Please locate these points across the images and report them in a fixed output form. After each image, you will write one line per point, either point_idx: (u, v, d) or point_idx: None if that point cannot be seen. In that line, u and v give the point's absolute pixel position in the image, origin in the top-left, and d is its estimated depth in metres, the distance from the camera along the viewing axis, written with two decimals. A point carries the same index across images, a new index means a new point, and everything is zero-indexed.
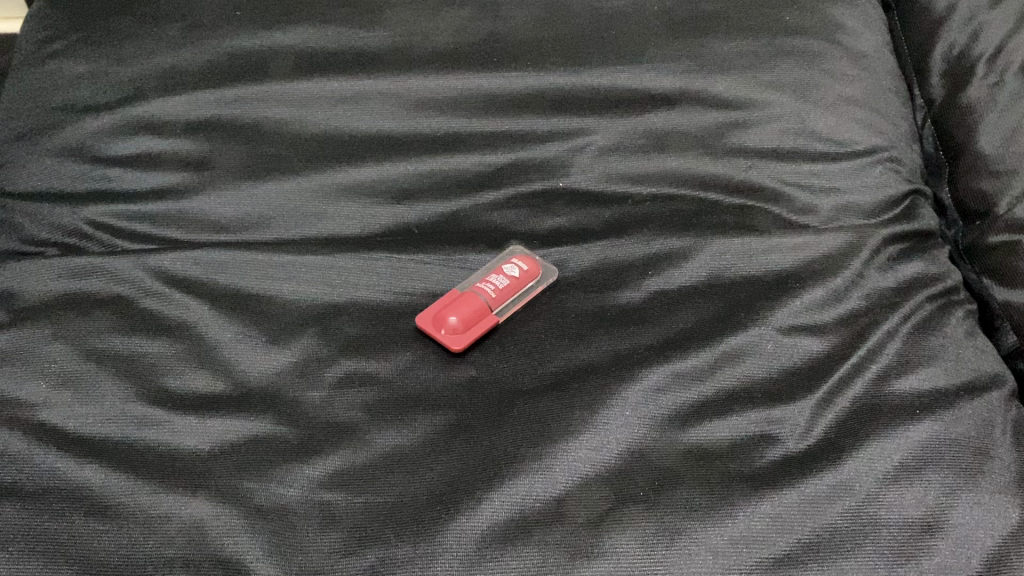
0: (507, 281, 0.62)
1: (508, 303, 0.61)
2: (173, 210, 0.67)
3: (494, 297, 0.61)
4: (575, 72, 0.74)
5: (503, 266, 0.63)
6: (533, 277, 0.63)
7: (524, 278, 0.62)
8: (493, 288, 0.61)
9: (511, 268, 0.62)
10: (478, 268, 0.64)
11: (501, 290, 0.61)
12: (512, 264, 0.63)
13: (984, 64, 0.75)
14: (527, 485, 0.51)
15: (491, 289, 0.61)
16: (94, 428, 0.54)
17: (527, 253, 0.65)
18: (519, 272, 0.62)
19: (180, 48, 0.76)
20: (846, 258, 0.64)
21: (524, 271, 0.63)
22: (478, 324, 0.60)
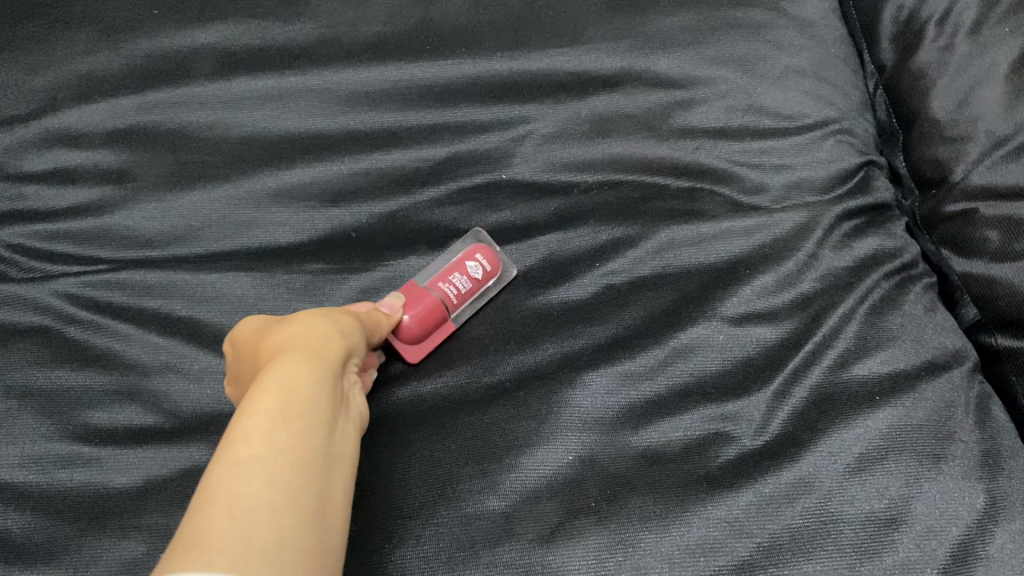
0: (468, 285, 0.59)
1: (463, 305, 0.60)
2: (95, 227, 0.64)
3: (451, 302, 0.59)
4: (513, 58, 0.71)
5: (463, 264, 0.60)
6: (493, 278, 0.61)
7: (484, 280, 0.60)
8: (452, 291, 0.59)
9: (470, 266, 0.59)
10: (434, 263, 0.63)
11: (459, 293, 0.59)
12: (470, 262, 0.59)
13: (934, 26, 0.69)
14: (474, 504, 0.49)
15: (450, 292, 0.59)
16: (14, 471, 0.51)
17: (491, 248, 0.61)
18: (482, 274, 0.60)
19: (95, 52, 0.70)
20: (798, 239, 0.62)
21: (484, 271, 0.60)
22: (432, 328, 0.59)
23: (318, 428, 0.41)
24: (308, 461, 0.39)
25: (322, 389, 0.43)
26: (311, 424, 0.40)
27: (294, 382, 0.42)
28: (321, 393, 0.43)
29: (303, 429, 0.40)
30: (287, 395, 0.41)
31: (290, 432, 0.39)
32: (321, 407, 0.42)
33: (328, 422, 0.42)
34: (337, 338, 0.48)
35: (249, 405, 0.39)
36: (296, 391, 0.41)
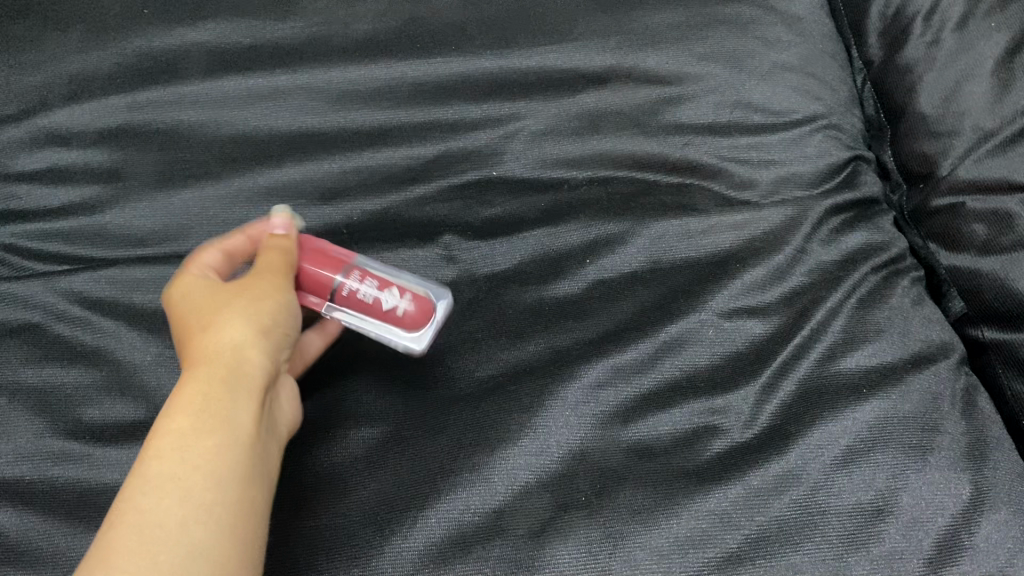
0: (364, 300, 0.55)
1: (353, 313, 0.56)
2: (87, 226, 0.64)
3: (343, 296, 0.55)
4: (503, 56, 0.71)
5: (400, 287, 0.55)
6: (396, 326, 0.55)
7: (384, 316, 0.55)
8: (347, 288, 0.55)
9: (397, 295, 0.55)
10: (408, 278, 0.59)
11: (355, 297, 0.55)
12: (404, 292, 0.55)
13: (921, 21, 0.70)
14: (465, 499, 0.49)
15: (348, 290, 0.55)
16: (7, 469, 0.51)
17: (434, 307, 0.56)
18: (385, 308, 0.54)
19: (86, 52, 0.70)
20: (786, 234, 0.62)
21: (398, 314, 0.54)
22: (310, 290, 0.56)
23: (234, 445, 0.45)
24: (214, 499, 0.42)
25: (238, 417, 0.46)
26: (228, 446, 0.45)
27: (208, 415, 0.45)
28: (245, 408, 0.46)
29: (218, 455, 0.44)
30: (204, 421, 0.45)
31: (197, 476, 0.43)
32: (242, 426, 0.46)
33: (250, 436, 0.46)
34: (266, 330, 0.50)
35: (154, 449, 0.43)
36: (214, 415, 0.45)
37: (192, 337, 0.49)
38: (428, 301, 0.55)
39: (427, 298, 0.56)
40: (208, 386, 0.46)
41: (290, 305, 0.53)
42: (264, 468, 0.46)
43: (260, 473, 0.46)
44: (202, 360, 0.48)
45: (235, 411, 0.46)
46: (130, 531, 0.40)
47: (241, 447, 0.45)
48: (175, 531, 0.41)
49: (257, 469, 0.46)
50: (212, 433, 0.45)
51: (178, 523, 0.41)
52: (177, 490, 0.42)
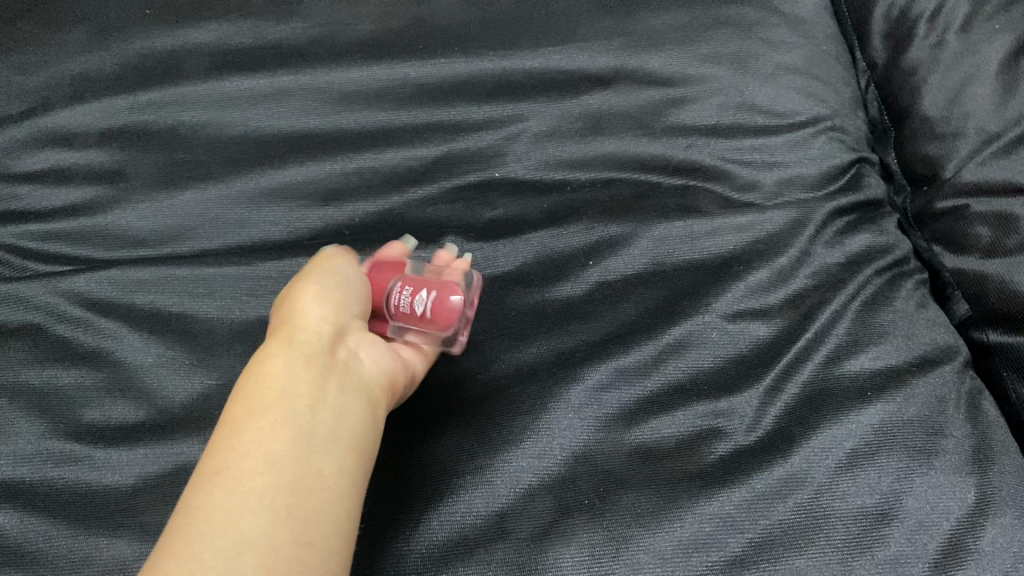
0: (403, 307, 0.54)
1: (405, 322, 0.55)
2: (88, 227, 0.64)
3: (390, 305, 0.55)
4: (505, 57, 0.71)
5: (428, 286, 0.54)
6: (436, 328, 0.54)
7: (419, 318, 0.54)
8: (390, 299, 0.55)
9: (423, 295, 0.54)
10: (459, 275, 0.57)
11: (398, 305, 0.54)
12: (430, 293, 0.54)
13: (925, 23, 0.69)
14: (468, 502, 0.49)
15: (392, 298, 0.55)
16: (7, 471, 0.51)
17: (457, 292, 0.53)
18: (419, 312, 0.54)
19: (88, 53, 0.70)
20: (790, 237, 0.62)
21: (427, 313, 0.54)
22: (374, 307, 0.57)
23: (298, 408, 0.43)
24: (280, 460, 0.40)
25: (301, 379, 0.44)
26: (292, 409, 0.43)
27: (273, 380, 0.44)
28: (310, 367, 0.45)
29: (284, 412, 0.42)
30: (269, 386, 0.43)
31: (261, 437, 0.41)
32: (308, 385, 0.44)
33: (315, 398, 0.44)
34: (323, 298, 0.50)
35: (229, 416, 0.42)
36: (278, 380, 0.44)
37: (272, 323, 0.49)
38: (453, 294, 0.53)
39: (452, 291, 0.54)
40: (274, 357, 0.45)
41: (348, 279, 0.53)
42: (342, 426, 0.44)
43: (335, 431, 0.44)
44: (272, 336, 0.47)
45: (301, 369, 0.45)
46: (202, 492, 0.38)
47: (307, 405, 0.43)
48: (246, 482, 0.39)
49: (329, 432, 0.43)
50: (278, 391, 0.43)
51: (246, 474, 0.39)
52: (244, 445, 0.40)
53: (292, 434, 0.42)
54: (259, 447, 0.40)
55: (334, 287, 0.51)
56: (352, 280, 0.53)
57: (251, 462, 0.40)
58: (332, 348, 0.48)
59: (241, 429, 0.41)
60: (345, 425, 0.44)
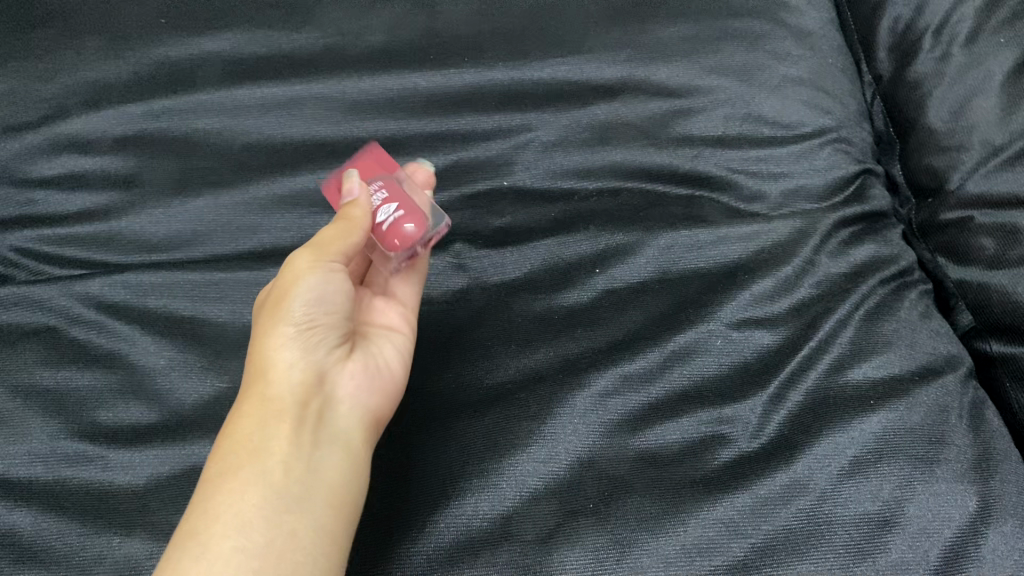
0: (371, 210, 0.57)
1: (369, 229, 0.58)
2: (102, 231, 0.64)
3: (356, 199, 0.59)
4: (514, 67, 0.72)
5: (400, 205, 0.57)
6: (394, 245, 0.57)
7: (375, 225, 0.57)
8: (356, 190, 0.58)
9: (390, 209, 0.57)
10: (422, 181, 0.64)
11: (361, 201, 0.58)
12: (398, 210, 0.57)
13: (930, 37, 0.70)
14: (474, 505, 0.50)
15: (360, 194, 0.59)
16: (22, 470, 0.52)
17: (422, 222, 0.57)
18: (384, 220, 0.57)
19: (104, 61, 0.71)
20: (796, 246, 0.63)
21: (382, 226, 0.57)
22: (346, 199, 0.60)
23: (270, 466, 0.46)
24: (249, 523, 0.44)
25: (274, 434, 0.47)
26: (263, 468, 0.46)
27: (247, 435, 0.47)
28: (282, 424, 0.48)
29: (256, 474, 0.46)
30: (245, 444, 0.47)
31: (231, 500, 0.44)
32: (281, 443, 0.47)
33: (289, 455, 0.47)
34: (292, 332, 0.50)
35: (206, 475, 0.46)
36: (254, 437, 0.47)
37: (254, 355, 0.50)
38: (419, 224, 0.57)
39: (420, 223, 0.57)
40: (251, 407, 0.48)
41: (318, 290, 0.51)
42: (317, 480, 0.47)
43: (308, 488, 0.47)
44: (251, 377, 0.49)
45: (272, 429, 0.47)
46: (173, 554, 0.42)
47: (281, 465, 0.46)
48: (218, 550, 0.42)
49: (301, 487, 0.46)
50: (253, 450, 0.46)
51: (218, 539, 0.43)
52: (218, 513, 0.44)
53: (264, 498, 0.45)
54: (231, 513, 0.44)
55: (303, 311, 0.50)
56: (320, 291, 0.51)
57: (223, 530, 0.43)
58: (309, 394, 0.50)
59: (216, 496, 0.44)
60: (320, 479, 0.47)
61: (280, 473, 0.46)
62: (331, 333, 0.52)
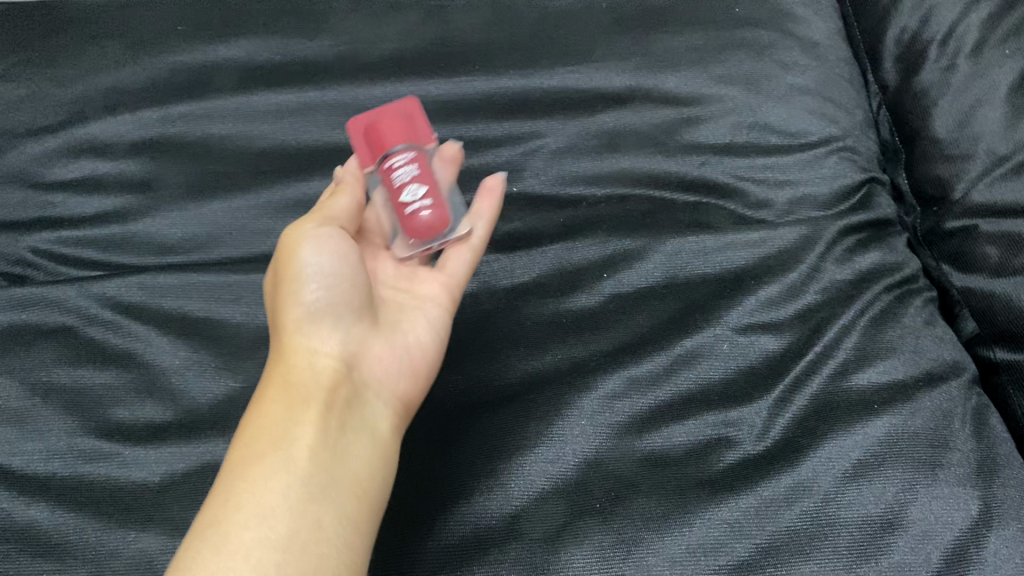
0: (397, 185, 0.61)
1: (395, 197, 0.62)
2: (119, 234, 0.66)
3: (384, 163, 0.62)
4: (525, 76, 0.73)
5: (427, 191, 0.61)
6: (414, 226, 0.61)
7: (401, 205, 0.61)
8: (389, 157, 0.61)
9: (418, 193, 0.60)
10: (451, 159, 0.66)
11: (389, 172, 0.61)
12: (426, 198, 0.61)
13: (936, 48, 0.71)
14: (484, 504, 0.51)
15: (390, 162, 0.61)
16: (41, 465, 0.53)
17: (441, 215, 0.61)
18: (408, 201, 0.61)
19: (122, 67, 0.73)
20: (801, 253, 0.63)
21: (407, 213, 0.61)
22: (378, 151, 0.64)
23: (295, 452, 0.46)
24: (272, 509, 0.43)
25: (299, 424, 0.47)
26: (288, 456, 0.45)
27: (272, 425, 0.47)
28: (307, 411, 0.48)
29: (283, 460, 0.45)
30: (270, 434, 0.46)
31: (255, 485, 0.44)
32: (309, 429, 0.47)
33: (315, 442, 0.47)
34: (307, 314, 0.52)
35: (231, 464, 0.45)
36: (279, 427, 0.47)
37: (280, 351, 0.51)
38: (442, 219, 0.61)
39: (442, 217, 0.61)
40: (276, 400, 0.48)
41: (332, 270, 0.53)
42: (343, 470, 0.47)
43: (334, 477, 0.46)
44: (276, 371, 0.50)
45: (298, 416, 0.47)
46: (195, 542, 0.41)
47: (307, 453, 0.46)
48: (239, 539, 0.41)
49: (327, 475, 0.46)
50: (277, 439, 0.46)
51: (241, 525, 0.42)
52: (241, 502, 0.43)
53: (289, 483, 0.44)
54: (253, 502, 0.43)
55: (315, 292, 0.52)
56: (336, 270, 0.53)
57: (244, 519, 0.42)
58: (333, 383, 0.50)
59: (240, 485, 0.44)
60: (349, 468, 0.47)
61: (305, 461, 0.46)
62: (349, 313, 0.53)
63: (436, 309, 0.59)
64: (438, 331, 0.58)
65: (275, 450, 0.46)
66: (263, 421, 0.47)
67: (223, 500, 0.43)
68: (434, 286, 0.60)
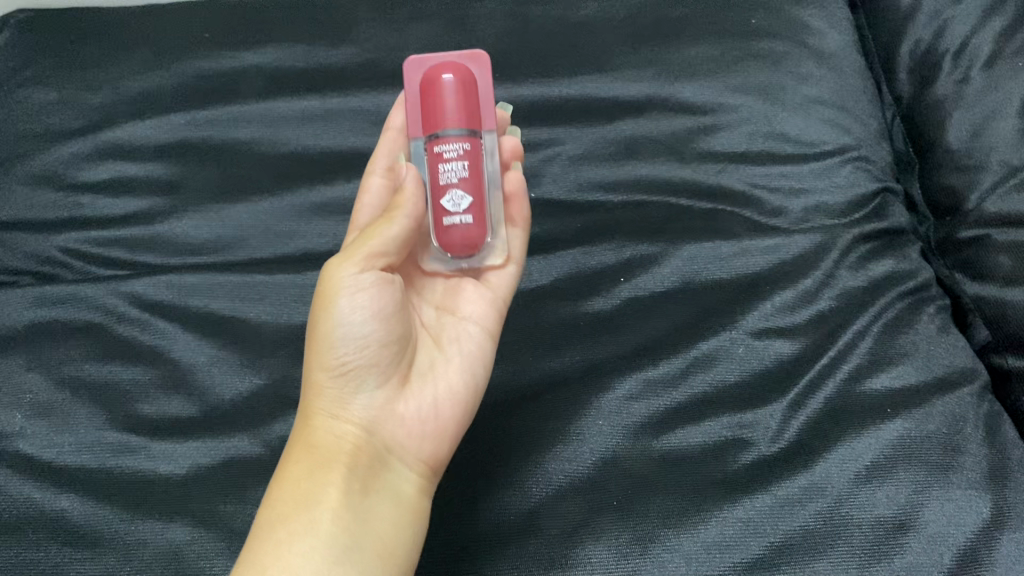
0: (444, 181, 0.53)
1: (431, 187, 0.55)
2: (146, 234, 0.67)
3: (438, 145, 0.54)
4: (544, 84, 0.74)
5: (473, 202, 0.53)
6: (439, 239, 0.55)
7: (441, 207, 0.54)
8: (440, 143, 0.54)
9: (461, 202, 0.53)
10: (508, 153, 0.61)
11: (438, 160, 0.54)
12: (468, 210, 0.53)
13: (950, 61, 0.72)
14: (505, 500, 0.53)
15: (446, 148, 0.54)
16: (71, 458, 0.55)
17: (472, 244, 0.54)
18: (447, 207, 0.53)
19: (150, 72, 0.74)
20: (816, 260, 0.64)
21: (444, 219, 0.53)
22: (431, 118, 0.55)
23: (321, 515, 0.47)
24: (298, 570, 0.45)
25: (326, 486, 0.49)
26: (316, 517, 0.47)
27: (300, 486, 0.49)
28: (333, 472, 0.49)
29: (307, 526, 0.47)
30: (299, 494, 0.48)
31: (283, 545, 0.46)
32: (334, 491, 0.49)
33: (341, 506, 0.48)
34: (338, 369, 0.51)
35: (262, 521, 0.48)
36: (308, 488, 0.49)
37: (309, 407, 0.52)
38: (481, 234, 0.54)
39: (482, 233, 0.54)
40: (305, 460, 0.50)
41: (365, 330, 0.51)
42: (369, 533, 0.48)
43: (361, 539, 0.48)
44: (306, 429, 0.51)
45: (323, 477, 0.49)
46: None
47: (334, 515, 0.48)
48: None
49: (354, 537, 0.48)
50: (304, 498, 0.48)
51: None
52: (267, 562, 0.45)
53: (315, 546, 0.46)
54: (281, 564, 0.45)
55: (347, 352, 0.51)
56: (366, 330, 0.51)
57: None
58: (360, 446, 0.51)
59: (269, 545, 0.46)
60: (372, 533, 0.48)
61: (333, 522, 0.48)
62: (381, 366, 0.52)
63: (480, 339, 0.57)
64: (480, 366, 0.56)
65: (303, 510, 0.48)
66: (292, 481, 0.49)
67: (254, 558, 0.46)
68: (480, 308, 0.58)
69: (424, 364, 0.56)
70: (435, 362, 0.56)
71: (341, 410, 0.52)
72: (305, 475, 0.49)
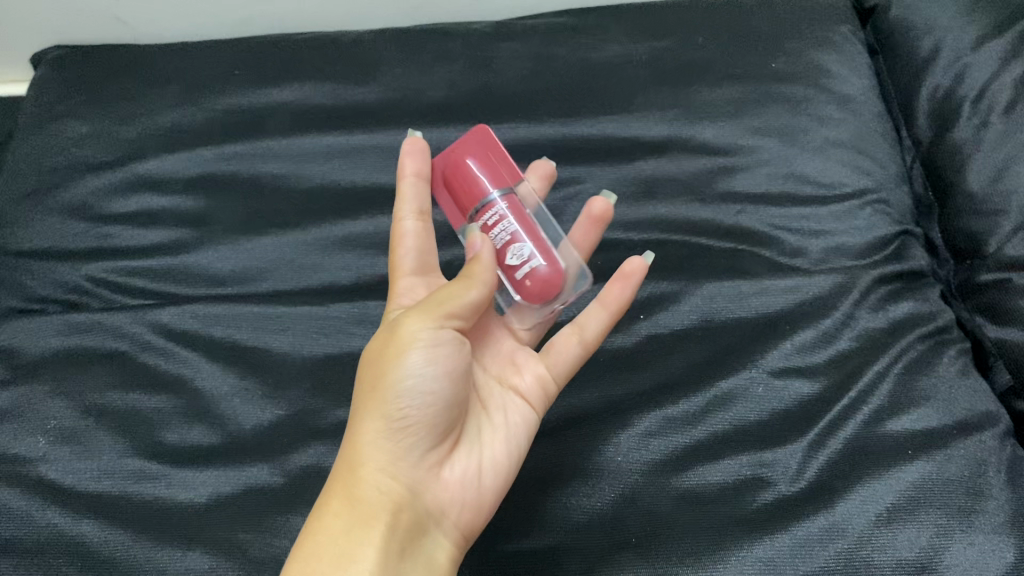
0: (502, 240, 0.56)
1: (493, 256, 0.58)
2: (171, 265, 0.68)
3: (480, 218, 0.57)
4: (566, 124, 0.75)
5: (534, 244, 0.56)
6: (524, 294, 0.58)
7: (511, 266, 0.56)
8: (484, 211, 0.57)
9: (525, 249, 0.56)
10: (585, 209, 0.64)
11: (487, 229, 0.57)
12: (534, 253, 0.56)
13: (969, 106, 0.73)
14: (520, 538, 0.54)
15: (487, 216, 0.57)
16: (91, 484, 0.56)
17: (551, 280, 0.57)
18: (516, 259, 0.56)
19: (180, 107, 0.76)
20: (837, 300, 0.64)
21: (517, 272, 0.56)
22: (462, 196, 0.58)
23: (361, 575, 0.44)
24: None
25: (367, 542, 0.46)
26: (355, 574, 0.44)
27: (340, 541, 0.45)
28: (374, 530, 0.46)
29: None
30: (334, 549, 0.45)
31: None
32: (376, 549, 0.45)
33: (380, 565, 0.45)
34: (395, 424, 0.48)
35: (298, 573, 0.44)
36: (343, 545, 0.45)
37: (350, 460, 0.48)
38: (553, 274, 0.57)
39: (556, 270, 0.57)
40: (345, 515, 0.46)
41: (433, 389, 0.49)
42: None
43: None
44: (347, 482, 0.48)
45: (365, 533, 0.46)
46: None
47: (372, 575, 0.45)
48: None
49: None
50: (341, 555, 0.45)
51: None
52: None
53: None
54: None
55: (409, 408, 0.48)
56: (434, 388, 0.49)
57: None
58: (403, 506, 0.48)
59: None
60: None
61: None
62: (438, 428, 0.50)
63: (524, 408, 0.57)
64: (524, 435, 0.55)
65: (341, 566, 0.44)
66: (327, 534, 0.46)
67: None
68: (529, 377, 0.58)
69: (473, 430, 0.54)
70: (482, 429, 0.54)
71: (394, 466, 0.48)
72: (342, 530, 0.46)
